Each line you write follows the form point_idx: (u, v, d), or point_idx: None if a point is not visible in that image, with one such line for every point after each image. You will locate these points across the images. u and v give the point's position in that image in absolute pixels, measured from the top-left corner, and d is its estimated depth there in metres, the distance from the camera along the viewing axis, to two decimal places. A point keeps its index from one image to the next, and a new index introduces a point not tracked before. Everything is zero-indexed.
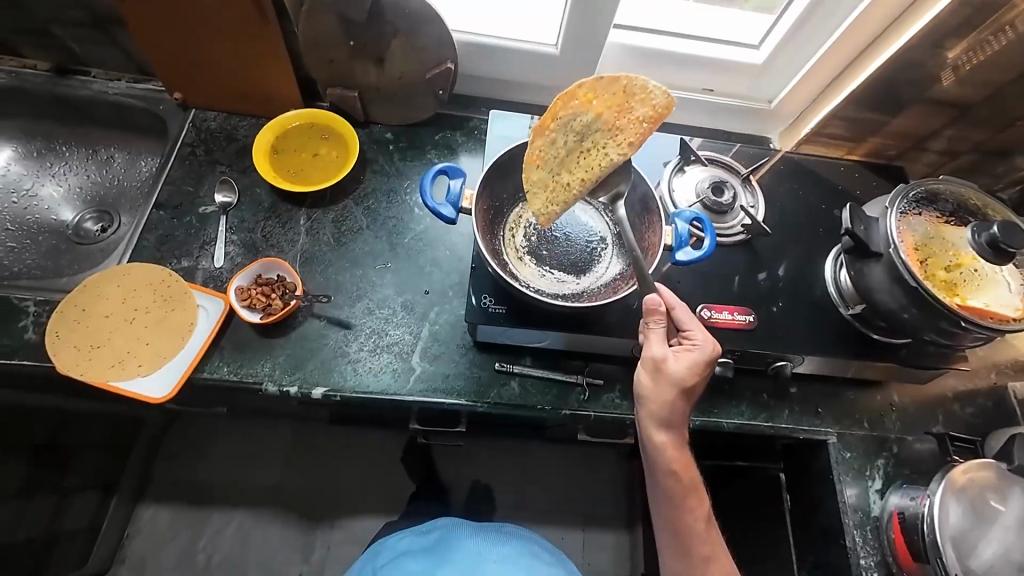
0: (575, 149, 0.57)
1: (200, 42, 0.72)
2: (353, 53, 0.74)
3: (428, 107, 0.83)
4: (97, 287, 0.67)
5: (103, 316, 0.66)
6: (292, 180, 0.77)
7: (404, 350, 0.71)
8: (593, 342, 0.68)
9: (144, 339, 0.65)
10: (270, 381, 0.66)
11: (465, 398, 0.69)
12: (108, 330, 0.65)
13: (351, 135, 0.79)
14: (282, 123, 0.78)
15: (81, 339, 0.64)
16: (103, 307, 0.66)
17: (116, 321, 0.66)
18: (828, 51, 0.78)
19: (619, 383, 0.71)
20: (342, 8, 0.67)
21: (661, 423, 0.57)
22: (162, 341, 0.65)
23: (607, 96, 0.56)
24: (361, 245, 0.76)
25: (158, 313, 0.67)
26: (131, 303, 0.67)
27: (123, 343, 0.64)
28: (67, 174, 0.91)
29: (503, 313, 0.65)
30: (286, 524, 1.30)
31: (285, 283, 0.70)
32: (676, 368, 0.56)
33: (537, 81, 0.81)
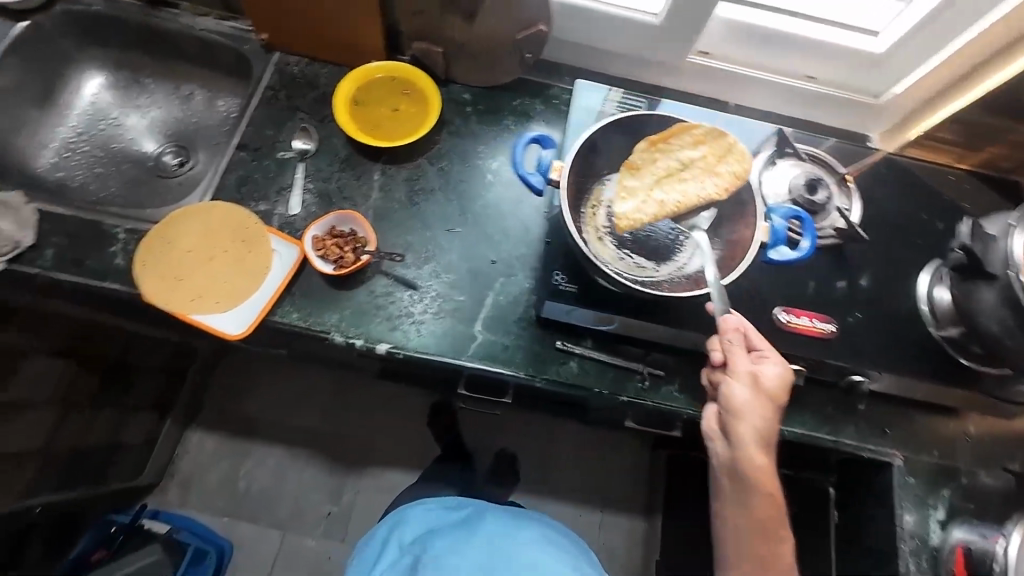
0: (672, 174, 0.61)
1: None
2: (445, 7, 0.71)
3: (511, 70, 0.80)
4: (182, 222, 0.70)
5: (186, 251, 0.69)
6: (371, 133, 0.76)
7: (466, 317, 0.71)
8: (660, 332, 0.67)
9: (223, 277, 0.67)
10: (338, 331, 0.68)
11: (523, 371, 0.69)
12: (190, 265, 0.68)
13: (432, 93, 0.77)
14: (365, 73, 0.77)
15: (166, 271, 0.67)
16: (187, 242, 0.69)
17: (198, 257, 0.69)
18: (961, 46, 0.71)
19: (679, 377, 0.70)
20: None
21: (752, 442, 0.56)
22: (240, 282, 0.67)
23: (715, 143, 0.62)
24: (432, 207, 0.76)
25: (237, 255, 0.69)
26: (212, 241, 0.69)
27: (204, 279, 0.67)
28: (150, 106, 0.93)
29: (573, 292, 0.64)
30: (319, 465, 1.37)
31: (357, 238, 0.70)
32: (769, 384, 0.56)
33: (629, 52, 0.77)
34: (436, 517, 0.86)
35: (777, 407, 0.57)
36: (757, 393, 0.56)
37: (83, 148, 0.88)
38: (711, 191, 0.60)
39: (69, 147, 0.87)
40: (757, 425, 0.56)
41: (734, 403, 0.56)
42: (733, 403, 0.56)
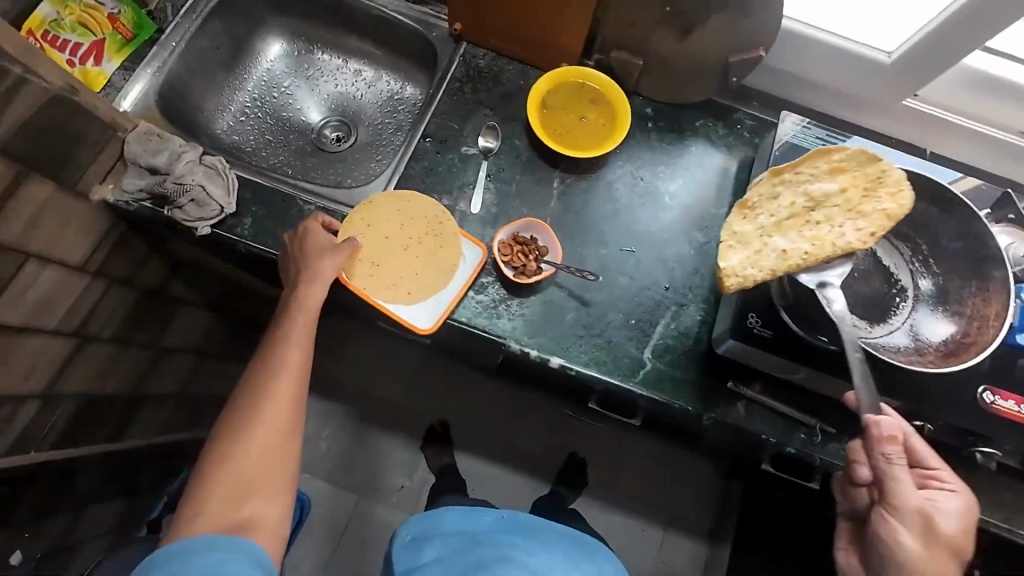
0: (798, 213, 0.58)
1: None
2: (662, 20, 0.69)
3: (705, 90, 0.76)
4: (385, 207, 0.71)
5: (383, 236, 0.70)
6: (555, 139, 0.75)
7: (636, 340, 0.70)
8: (846, 391, 0.64)
9: (415, 270, 0.68)
10: (512, 338, 0.68)
11: (689, 405, 0.67)
12: (386, 252, 0.69)
13: (623, 105, 0.75)
14: (560, 76, 0.76)
15: (365, 254, 0.69)
16: (384, 228, 0.70)
17: (394, 245, 0.70)
18: None
19: (849, 437, 0.67)
20: None
21: (912, 570, 0.55)
22: (431, 278, 0.68)
23: (859, 172, 0.57)
24: (609, 223, 0.74)
25: (431, 250, 0.69)
26: (408, 231, 0.70)
27: (398, 268, 0.68)
28: (320, 78, 0.94)
29: (767, 338, 0.62)
30: (398, 438, 1.41)
31: (541, 247, 0.70)
32: (943, 518, 0.55)
33: (838, 87, 0.73)
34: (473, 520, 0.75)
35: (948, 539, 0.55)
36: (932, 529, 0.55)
37: (257, 114, 0.90)
38: (854, 236, 0.54)
39: (245, 112, 0.90)
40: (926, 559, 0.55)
41: (903, 532, 0.55)
42: (898, 529, 0.56)
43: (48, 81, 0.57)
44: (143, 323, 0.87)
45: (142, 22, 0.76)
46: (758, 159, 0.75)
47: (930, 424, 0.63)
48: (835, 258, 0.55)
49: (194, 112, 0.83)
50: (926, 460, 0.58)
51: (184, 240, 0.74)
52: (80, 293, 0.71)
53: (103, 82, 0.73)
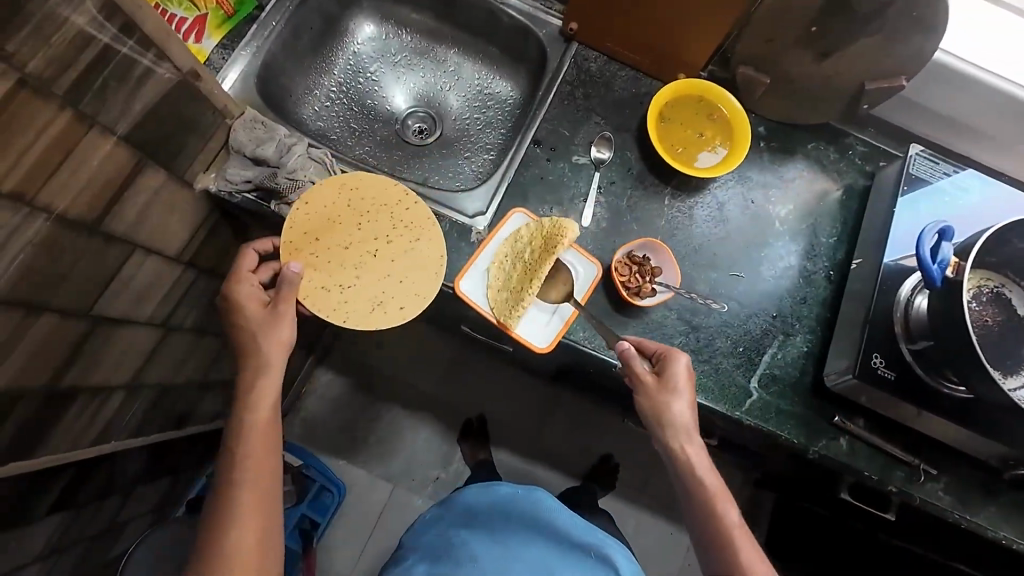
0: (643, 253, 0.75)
1: None
2: (803, 40, 0.66)
3: (827, 114, 0.74)
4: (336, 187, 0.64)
5: (343, 248, 0.63)
6: (671, 153, 0.72)
7: (742, 368, 0.69)
8: (956, 436, 0.64)
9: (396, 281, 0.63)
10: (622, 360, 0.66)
11: (794, 437, 0.67)
12: (357, 267, 0.63)
13: (744, 123, 0.72)
14: (681, 87, 0.73)
15: (329, 277, 0.62)
16: (340, 239, 0.63)
17: (357, 252, 0.64)
18: None
19: (949, 479, 0.67)
20: None
21: (690, 446, 0.58)
22: (418, 277, 0.64)
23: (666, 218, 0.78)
24: (718, 245, 0.73)
25: (401, 244, 0.65)
26: (364, 234, 0.64)
27: (374, 287, 0.63)
28: (407, 66, 0.90)
29: (888, 379, 0.62)
30: (435, 431, 1.39)
31: (655, 268, 0.68)
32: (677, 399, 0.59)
33: (967, 122, 0.71)
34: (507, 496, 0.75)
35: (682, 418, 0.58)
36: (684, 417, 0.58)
37: (343, 100, 0.86)
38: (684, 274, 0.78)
39: (330, 97, 0.86)
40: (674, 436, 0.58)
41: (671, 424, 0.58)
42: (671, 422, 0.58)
43: (179, 67, 0.53)
44: (219, 311, 0.84)
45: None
46: (873, 190, 0.73)
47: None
48: None
49: (283, 95, 0.79)
50: (649, 346, 0.62)
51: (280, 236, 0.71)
52: (173, 284, 0.68)
53: (203, 60, 0.72)
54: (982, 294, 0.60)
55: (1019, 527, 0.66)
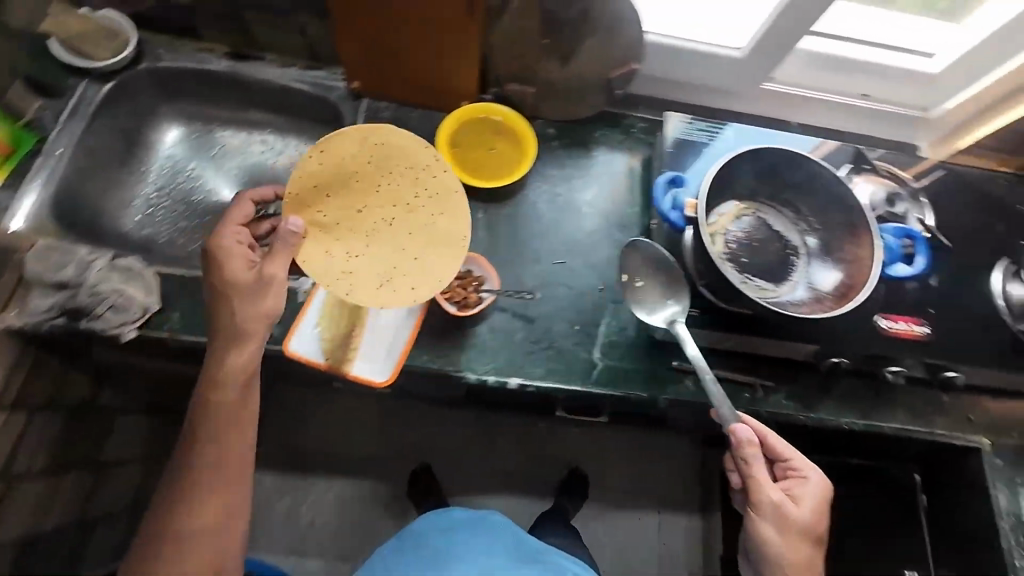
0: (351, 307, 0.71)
1: (401, 31, 0.72)
2: (542, 52, 0.77)
3: (598, 105, 0.83)
4: (313, 180, 0.60)
5: (358, 210, 0.62)
6: (470, 173, 0.79)
7: (585, 344, 0.74)
8: (774, 348, 0.71)
9: (406, 254, 0.63)
10: (470, 370, 0.70)
11: (645, 392, 0.72)
12: (375, 241, 0.62)
13: (526, 130, 0.80)
14: (461, 115, 0.80)
15: (339, 244, 0.62)
16: (358, 199, 0.62)
17: (374, 221, 0.62)
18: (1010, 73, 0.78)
19: (787, 386, 0.74)
20: None
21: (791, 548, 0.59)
22: (442, 257, 0.63)
23: None
24: (539, 242, 0.79)
25: (421, 215, 0.63)
26: (388, 207, 0.62)
27: (383, 258, 0.62)
28: (225, 155, 0.92)
29: (695, 315, 0.69)
30: (379, 495, 1.35)
31: (477, 276, 0.74)
32: (812, 497, 0.61)
33: (710, 83, 0.82)
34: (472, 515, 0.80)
35: (801, 514, 0.60)
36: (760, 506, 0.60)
37: (165, 203, 0.87)
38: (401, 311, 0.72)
39: (152, 203, 0.87)
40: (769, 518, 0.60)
41: (794, 520, 0.60)
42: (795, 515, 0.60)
43: None
44: (80, 442, 0.81)
45: (21, 136, 0.75)
46: (654, 158, 0.82)
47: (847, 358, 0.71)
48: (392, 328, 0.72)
49: (93, 214, 0.80)
50: (781, 452, 0.64)
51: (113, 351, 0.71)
52: None
53: None
54: (742, 221, 0.70)
55: (855, 410, 0.74)
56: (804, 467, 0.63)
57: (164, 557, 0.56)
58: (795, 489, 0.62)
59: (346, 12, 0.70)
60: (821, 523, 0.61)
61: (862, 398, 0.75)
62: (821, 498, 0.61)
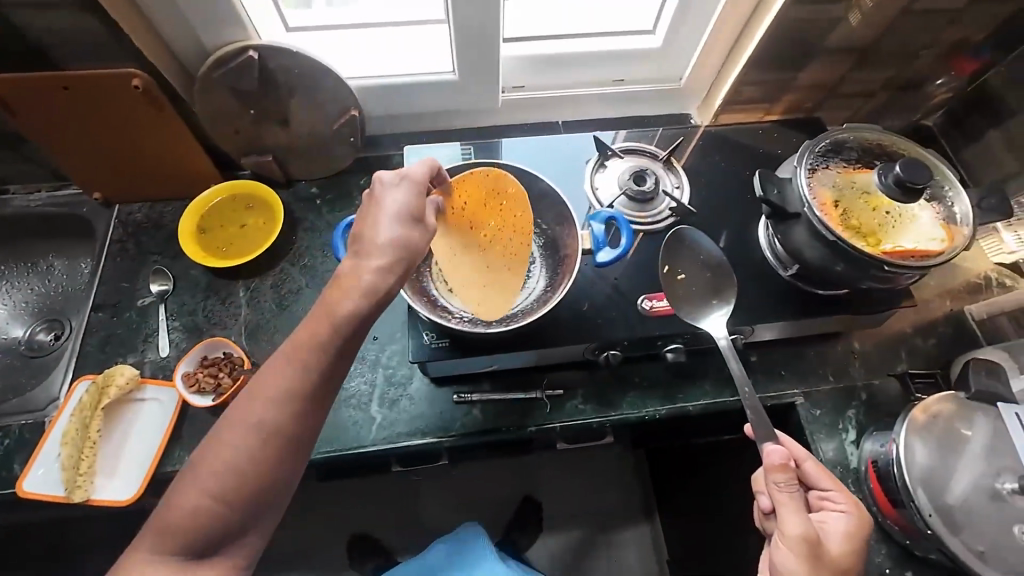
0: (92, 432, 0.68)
1: (104, 138, 0.72)
2: (256, 120, 0.75)
3: (346, 155, 0.82)
4: (470, 197, 0.63)
5: (492, 235, 0.65)
6: (221, 255, 0.78)
7: (363, 401, 0.73)
8: (539, 357, 0.70)
9: (485, 272, 0.64)
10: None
11: (430, 436, 0.71)
12: (478, 259, 0.64)
13: (272, 198, 0.80)
14: (201, 202, 0.79)
15: (453, 245, 0.64)
16: (502, 224, 0.65)
17: (501, 248, 0.65)
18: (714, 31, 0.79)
19: (577, 390, 0.73)
20: (234, 80, 0.69)
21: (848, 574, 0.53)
22: (483, 284, 0.64)
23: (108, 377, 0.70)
24: (305, 304, 0.77)
25: (504, 247, 0.65)
26: (509, 244, 0.65)
27: (472, 269, 0.64)
28: (11, 291, 0.91)
29: (444, 347, 0.67)
30: None
31: (231, 359, 0.71)
32: (838, 523, 0.56)
33: (444, 108, 0.84)
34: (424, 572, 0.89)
35: (836, 536, 0.55)
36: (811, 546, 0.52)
37: None
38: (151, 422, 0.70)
39: None
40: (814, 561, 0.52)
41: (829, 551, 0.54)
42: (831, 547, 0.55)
43: None
44: None
45: None
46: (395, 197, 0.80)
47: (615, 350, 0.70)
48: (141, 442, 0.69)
49: None
50: (819, 481, 0.59)
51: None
52: None
53: None
54: None
55: (652, 397, 0.73)
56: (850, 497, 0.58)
57: (218, 526, 0.45)
58: (842, 516, 0.57)
59: (41, 134, 0.70)
60: (861, 546, 0.56)
61: (657, 382, 0.74)
62: (857, 516, 0.56)
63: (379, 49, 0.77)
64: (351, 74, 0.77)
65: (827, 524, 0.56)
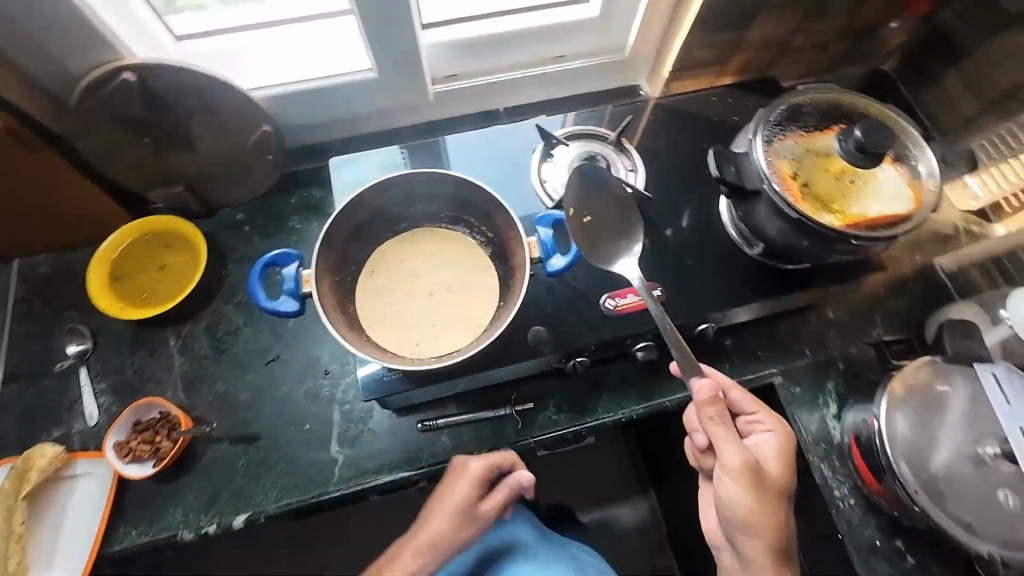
0: (12, 527, 0.74)
1: (13, 196, 0.78)
2: (155, 147, 0.86)
3: (266, 170, 0.95)
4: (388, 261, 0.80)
5: (430, 292, 0.78)
6: (147, 299, 0.88)
7: (319, 445, 0.83)
8: (521, 368, 0.79)
9: (432, 321, 0.76)
10: (287, 497, 0.79)
11: (398, 471, 0.81)
12: (419, 311, 0.77)
13: (195, 236, 0.89)
14: (111, 250, 0.87)
15: (398, 297, 0.78)
16: (434, 280, 0.79)
17: (433, 294, 0.78)
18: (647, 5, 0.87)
19: (551, 401, 0.83)
20: (122, 101, 0.79)
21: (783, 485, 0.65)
22: (441, 334, 0.75)
23: (25, 466, 0.76)
24: (241, 343, 0.89)
25: (444, 296, 0.78)
26: (440, 293, 0.78)
27: (422, 318, 0.76)
28: None
29: (397, 381, 0.77)
30: None
31: (167, 419, 0.81)
32: (767, 446, 0.67)
33: (351, 115, 0.96)
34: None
35: (771, 457, 0.66)
36: (754, 473, 0.61)
37: None
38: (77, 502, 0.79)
39: None
40: (755, 484, 0.61)
41: (770, 475, 0.65)
42: (771, 471, 0.65)
43: None
44: None
45: None
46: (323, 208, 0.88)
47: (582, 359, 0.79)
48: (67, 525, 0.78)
49: None
50: (745, 408, 0.70)
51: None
52: None
53: None
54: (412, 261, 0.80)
55: (634, 398, 0.83)
56: (776, 421, 0.69)
57: None
58: (773, 438, 0.67)
59: None
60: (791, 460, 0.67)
61: (637, 381, 0.84)
62: (783, 435, 0.68)
63: (286, 57, 0.86)
64: (252, 84, 0.87)
65: (764, 449, 0.67)
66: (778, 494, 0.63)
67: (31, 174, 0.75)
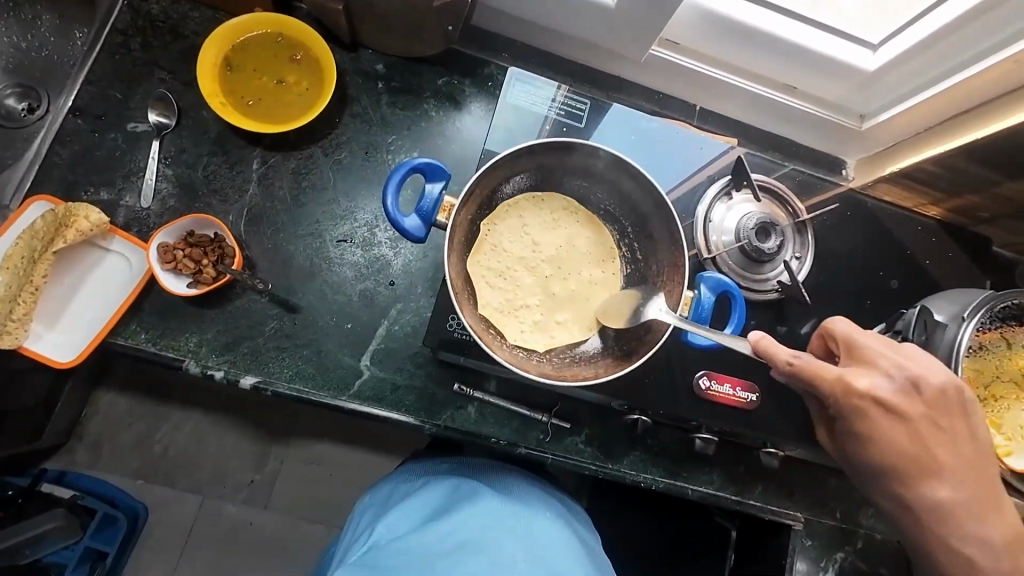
0: (31, 282, 0.74)
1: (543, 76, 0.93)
2: (637, 105, 0.99)
3: None
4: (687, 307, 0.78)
5: (563, 245, 0.81)
6: (252, 108, 0.85)
7: (550, 392, 0.86)
8: (754, 469, 0.90)
9: (592, 279, 0.81)
10: (522, 443, 0.85)
11: (601, 459, 0.86)
12: (583, 281, 0.81)
13: (326, 62, 0.84)
14: (228, 40, 0.83)
15: (602, 279, 0.81)
16: (558, 234, 0.81)
17: (570, 250, 0.81)
18: None
19: (740, 498, 0.89)
20: (661, 67, 0.92)
21: (928, 486, 0.68)
22: (594, 276, 0.81)
23: (50, 229, 0.75)
24: None
25: (577, 257, 0.81)
26: (575, 250, 0.81)
27: (581, 276, 0.81)
28: None
29: (666, 413, 0.83)
30: (361, 450, 1.47)
31: (220, 249, 0.80)
32: (876, 428, 0.66)
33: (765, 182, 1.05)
34: (447, 498, 0.83)
35: (913, 446, 0.67)
36: (868, 459, 0.69)
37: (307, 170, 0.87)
38: (121, 290, 0.79)
39: (323, 155, 0.88)
40: (876, 471, 0.70)
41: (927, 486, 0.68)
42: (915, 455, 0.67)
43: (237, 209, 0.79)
44: None
45: None
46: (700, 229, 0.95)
47: (800, 522, 0.89)
48: (72, 302, 0.78)
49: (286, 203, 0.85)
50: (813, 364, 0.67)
51: (256, 256, 0.85)
52: (128, 276, 0.80)
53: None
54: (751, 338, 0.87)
55: (816, 551, 0.89)
56: (867, 398, 0.65)
57: None
58: (888, 423, 0.66)
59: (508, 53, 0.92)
60: (932, 452, 0.67)
61: (824, 541, 0.89)
62: (896, 413, 0.66)
63: (778, 117, 0.98)
64: (737, 116, 1.00)
65: (872, 432, 0.67)
66: (914, 423, 0.66)
67: (579, 72, 0.97)
